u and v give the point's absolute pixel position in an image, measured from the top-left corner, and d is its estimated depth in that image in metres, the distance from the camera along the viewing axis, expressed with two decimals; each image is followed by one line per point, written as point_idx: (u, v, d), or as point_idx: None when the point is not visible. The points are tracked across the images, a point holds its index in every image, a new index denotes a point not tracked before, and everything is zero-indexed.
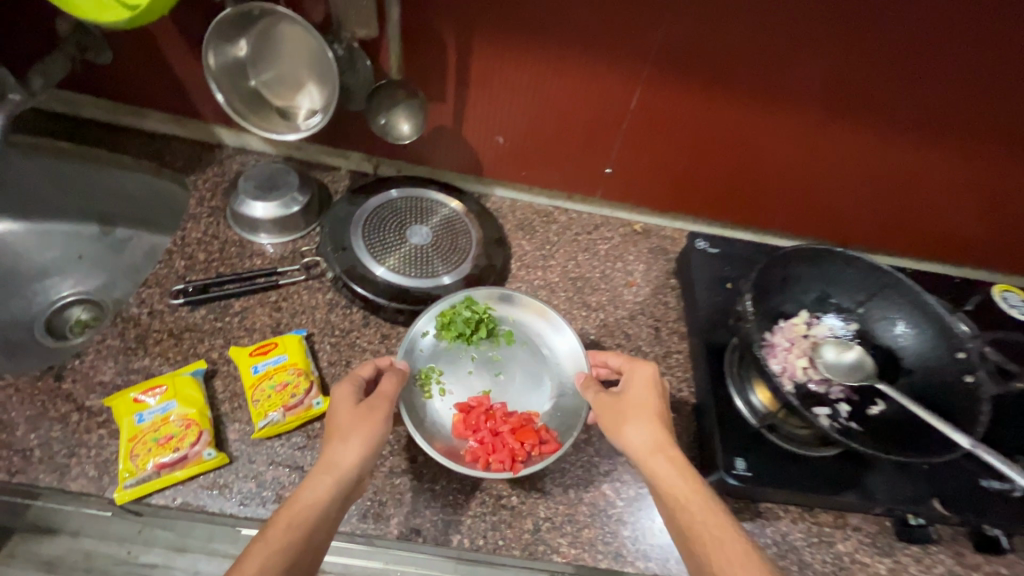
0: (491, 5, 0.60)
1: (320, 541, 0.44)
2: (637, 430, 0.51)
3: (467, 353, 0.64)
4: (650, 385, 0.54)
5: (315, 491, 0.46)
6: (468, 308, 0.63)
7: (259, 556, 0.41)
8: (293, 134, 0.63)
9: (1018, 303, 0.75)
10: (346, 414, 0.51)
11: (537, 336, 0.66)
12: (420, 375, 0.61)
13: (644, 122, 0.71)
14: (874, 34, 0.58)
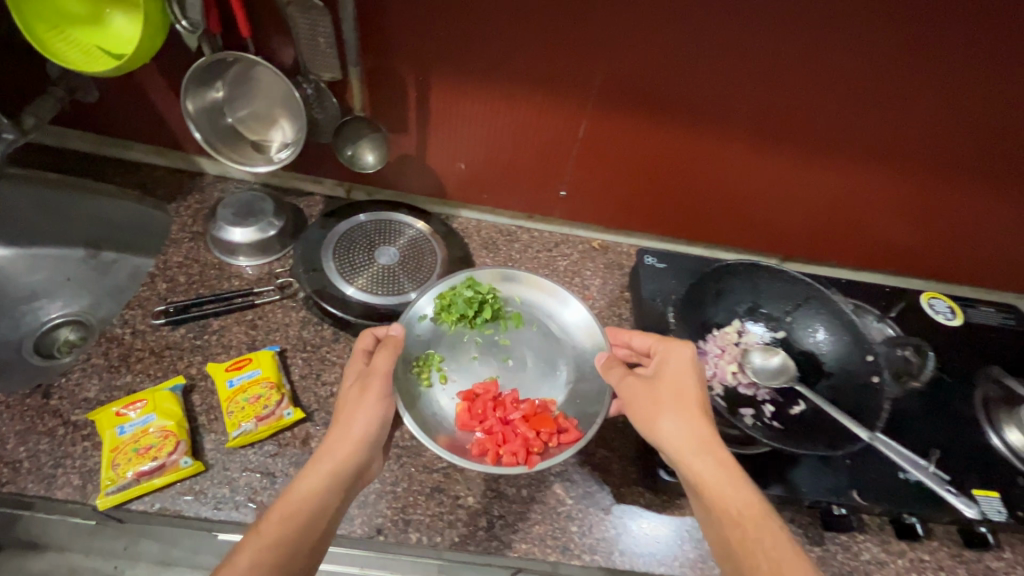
0: (445, 48, 0.66)
1: (315, 533, 0.49)
2: (673, 415, 0.54)
3: (472, 336, 0.70)
4: (685, 367, 0.57)
5: (310, 483, 0.51)
6: (469, 290, 0.68)
7: (253, 546, 0.47)
8: (270, 163, 0.69)
9: (944, 309, 0.81)
10: (348, 403, 0.57)
11: (545, 313, 0.71)
12: (420, 363, 0.66)
13: (593, 147, 0.77)
14: (791, 71, 0.65)
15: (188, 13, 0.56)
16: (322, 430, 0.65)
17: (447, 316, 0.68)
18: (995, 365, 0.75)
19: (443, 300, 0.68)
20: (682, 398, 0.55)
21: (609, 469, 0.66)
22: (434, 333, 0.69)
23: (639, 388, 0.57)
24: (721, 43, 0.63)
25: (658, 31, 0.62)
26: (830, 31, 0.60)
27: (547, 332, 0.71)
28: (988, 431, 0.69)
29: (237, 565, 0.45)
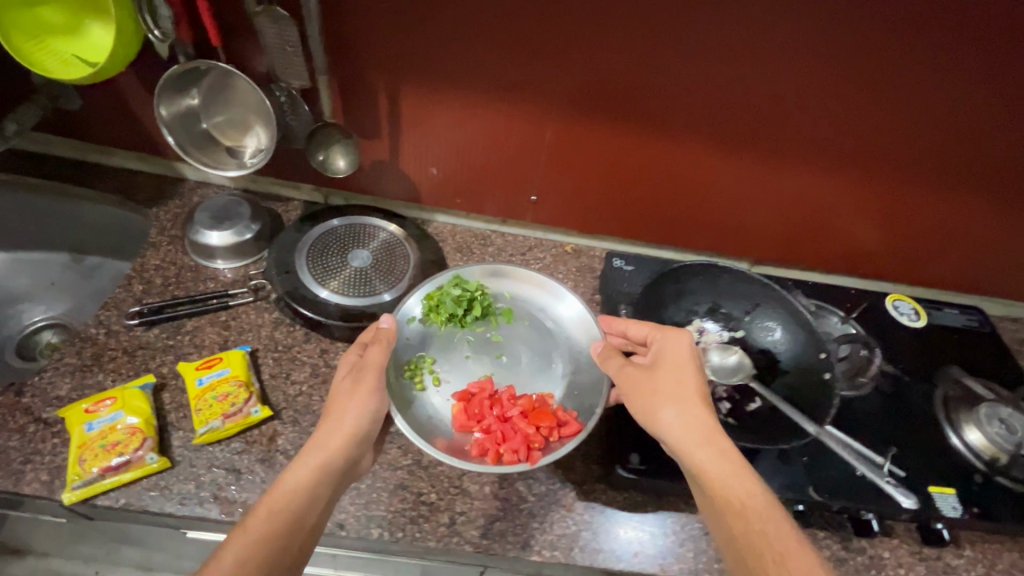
0: (412, 58, 0.68)
1: (304, 527, 0.50)
2: (673, 402, 0.56)
3: (464, 336, 0.71)
4: (682, 357, 0.59)
5: (298, 477, 0.52)
6: (457, 288, 0.70)
7: (239, 538, 0.47)
8: (244, 168, 0.71)
9: (907, 311, 0.83)
10: (339, 398, 0.58)
11: (539, 308, 0.73)
12: (412, 366, 0.67)
13: (561, 153, 0.79)
14: (747, 78, 0.67)
15: (160, 22, 0.59)
16: (289, 428, 0.66)
17: (436, 316, 0.70)
18: (953, 364, 0.77)
19: (431, 300, 0.70)
20: (681, 385, 0.57)
21: (573, 466, 0.67)
22: (423, 334, 0.70)
23: (638, 377, 0.59)
24: (678, 51, 0.65)
25: (618, 39, 0.65)
26: (780, 39, 0.63)
27: (539, 326, 0.72)
28: (947, 431, 0.70)
29: (224, 560, 0.45)
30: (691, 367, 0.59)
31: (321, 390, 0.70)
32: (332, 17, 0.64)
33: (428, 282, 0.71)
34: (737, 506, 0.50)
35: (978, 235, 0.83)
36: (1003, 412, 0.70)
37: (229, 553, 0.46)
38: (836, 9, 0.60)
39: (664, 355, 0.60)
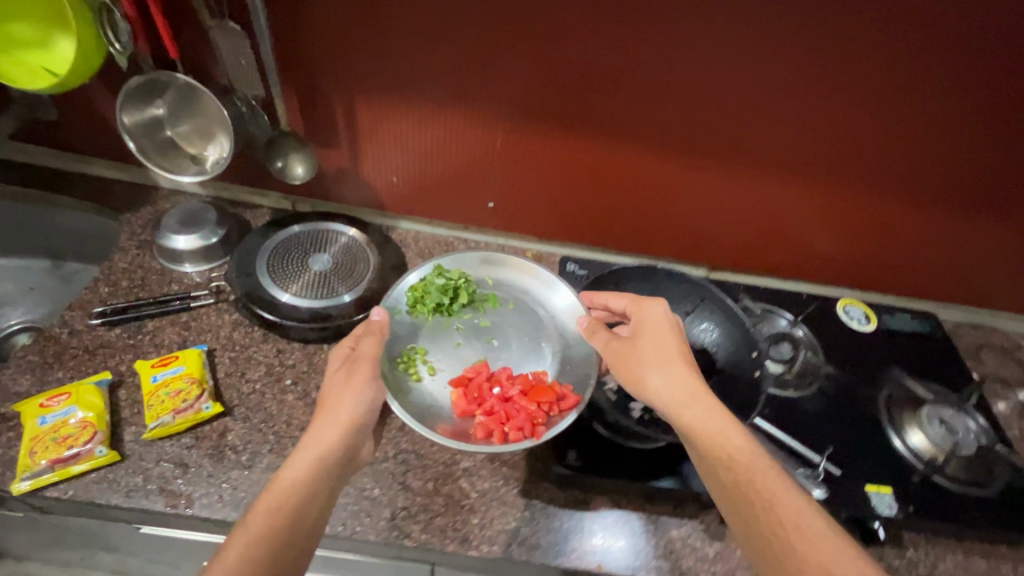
0: (365, 70, 0.71)
1: (308, 519, 0.50)
2: (659, 368, 0.58)
3: (452, 325, 0.73)
4: (662, 325, 0.62)
5: (296, 470, 0.52)
6: (441, 277, 0.72)
7: (245, 536, 0.47)
8: (203, 175, 0.74)
9: (859, 315, 0.84)
10: (334, 390, 0.58)
11: (523, 291, 0.75)
12: (405, 360, 0.68)
13: (515, 161, 0.82)
14: (685, 88, 0.70)
15: (121, 36, 0.63)
16: (240, 424, 0.68)
17: (423, 306, 0.71)
18: (898, 367, 0.78)
19: (416, 291, 0.71)
20: (664, 352, 0.59)
21: (517, 465, 0.68)
22: (412, 326, 0.71)
23: (624, 348, 0.61)
24: (614, 61, 0.68)
25: (557, 50, 0.68)
26: (709, 49, 0.66)
27: (525, 309, 0.74)
28: (889, 433, 0.71)
29: (227, 560, 0.45)
30: (673, 334, 0.61)
31: (274, 389, 0.72)
32: (284, 31, 0.68)
33: (410, 275, 0.73)
34: (729, 462, 0.52)
35: (925, 240, 0.85)
36: (945, 413, 0.71)
37: (233, 553, 0.46)
38: (758, 20, 0.63)
39: (646, 324, 0.62)
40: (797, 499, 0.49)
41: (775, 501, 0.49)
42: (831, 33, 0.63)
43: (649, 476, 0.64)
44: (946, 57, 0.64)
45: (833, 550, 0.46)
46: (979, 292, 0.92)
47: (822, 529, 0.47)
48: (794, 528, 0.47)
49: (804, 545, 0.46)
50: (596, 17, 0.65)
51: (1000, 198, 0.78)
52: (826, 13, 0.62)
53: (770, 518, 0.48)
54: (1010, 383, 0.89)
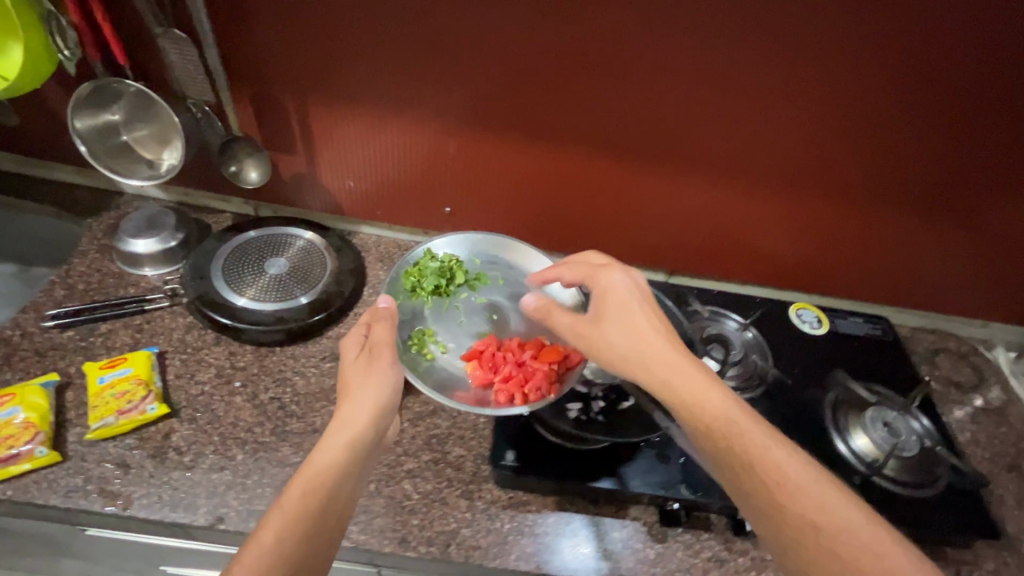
0: (314, 77, 0.73)
1: (343, 500, 0.49)
2: (624, 347, 0.58)
3: (451, 305, 0.76)
4: (625, 296, 0.61)
5: (327, 454, 0.52)
6: (434, 261, 0.75)
7: (276, 524, 0.45)
8: (153, 180, 0.75)
9: (811, 319, 0.86)
10: (356, 375, 0.60)
11: (509, 267, 0.79)
12: (416, 343, 0.71)
13: (469, 166, 0.83)
14: (627, 93, 0.72)
15: (70, 44, 0.66)
16: (185, 425, 0.68)
17: (422, 290, 0.74)
18: (842, 369, 0.79)
19: (413, 276, 0.74)
20: (626, 327, 0.59)
21: (461, 466, 0.69)
22: (415, 310, 0.74)
23: (587, 328, 0.61)
24: (554, 67, 0.70)
25: (499, 56, 0.70)
26: (643, 56, 0.68)
27: (517, 281, 0.78)
28: (834, 437, 0.71)
29: (265, 540, 0.44)
30: (633, 304, 0.60)
31: (222, 390, 0.72)
32: (231, 38, 0.70)
33: (403, 262, 0.75)
34: (744, 444, 0.50)
35: (875, 243, 0.86)
36: (888, 416, 0.72)
37: (266, 540, 0.44)
38: (687, 27, 0.65)
39: (605, 298, 0.62)
40: (778, 450, 0.49)
41: (757, 457, 0.49)
42: (758, 39, 0.65)
43: (588, 479, 0.63)
44: (872, 61, 0.66)
45: (816, 500, 0.46)
46: (932, 296, 0.92)
47: (804, 479, 0.48)
48: (777, 481, 0.48)
49: (788, 497, 0.47)
50: (531, 24, 0.67)
51: (942, 200, 0.79)
52: (751, 19, 0.64)
53: (754, 475, 0.48)
54: (966, 387, 0.89)
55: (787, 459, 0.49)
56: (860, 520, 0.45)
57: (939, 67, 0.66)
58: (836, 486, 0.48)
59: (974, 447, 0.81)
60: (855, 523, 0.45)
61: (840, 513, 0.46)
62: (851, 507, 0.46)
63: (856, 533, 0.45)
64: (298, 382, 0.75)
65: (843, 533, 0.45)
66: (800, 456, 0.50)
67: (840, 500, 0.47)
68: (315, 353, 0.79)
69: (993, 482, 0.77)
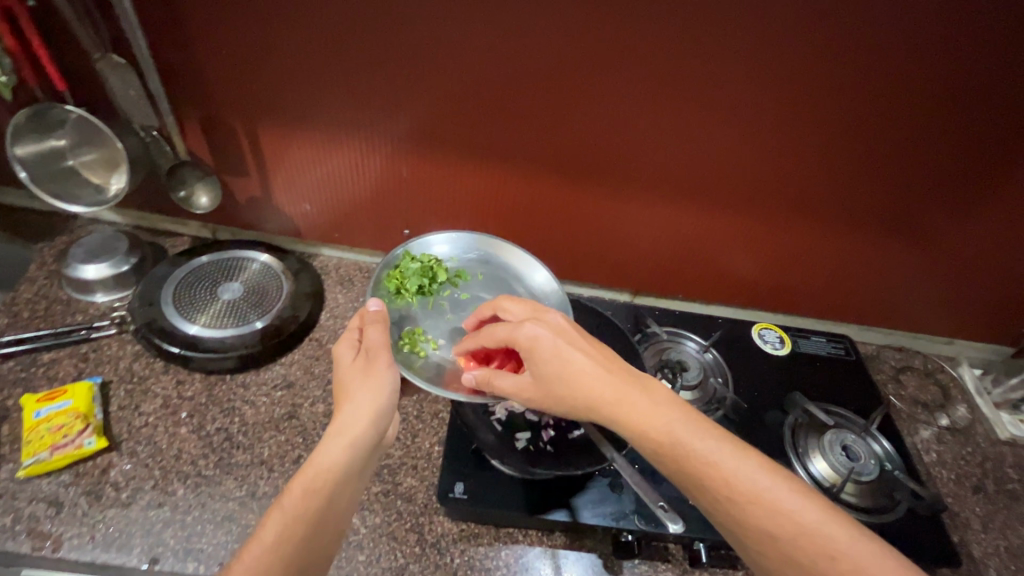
0: (260, 103, 0.73)
1: (340, 504, 0.50)
2: (566, 405, 0.54)
3: (437, 304, 0.78)
4: (549, 344, 0.56)
5: (330, 455, 0.51)
6: (415, 261, 0.79)
7: (278, 522, 0.46)
8: (98, 206, 0.73)
9: (773, 339, 0.86)
10: (355, 380, 0.57)
11: (483, 261, 0.83)
12: (408, 343, 0.72)
13: (424, 187, 0.83)
14: (575, 117, 0.72)
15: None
16: (125, 460, 0.66)
17: (406, 292, 0.77)
18: (799, 391, 0.78)
19: (395, 279, 0.77)
20: (560, 385, 0.54)
21: (413, 498, 0.67)
22: (402, 312, 0.76)
23: (530, 389, 0.57)
24: (501, 92, 0.70)
25: (445, 82, 0.69)
26: (588, 80, 0.68)
27: (498, 274, 0.82)
28: (795, 463, 0.70)
29: (265, 537, 0.45)
30: (561, 353, 0.55)
31: (167, 421, 0.70)
32: (173, 64, 0.70)
33: (383, 266, 0.78)
34: (713, 466, 0.47)
35: (834, 262, 0.86)
36: (848, 438, 0.71)
37: (268, 537, 0.45)
38: (629, 53, 0.65)
39: (530, 355, 0.56)
40: (726, 457, 0.48)
41: (705, 474, 0.47)
42: (700, 65, 0.65)
43: (539, 511, 0.61)
44: (815, 87, 0.66)
45: (766, 505, 0.46)
46: (895, 314, 0.92)
47: (752, 482, 0.47)
48: (750, 498, 0.46)
49: (739, 508, 0.46)
50: (473, 51, 0.66)
51: (896, 221, 0.79)
52: (691, 48, 0.63)
53: (705, 490, 0.47)
54: (931, 407, 0.89)
55: (736, 465, 0.47)
56: (812, 519, 0.45)
57: (882, 94, 0.65)
58: (787, 485, 0.47)
59: (939, 469, 0.80)
60: (808, 523, 0.45)
61: (793, 514, 0.45)
62: (804, 503, 0.46)
63: (807, 534, 0.44)
64: (247, 412, 0.73)
65: (796, 536, 0.44)
66: (752, 457, 0.48)
67: (792, 499, 0.46)
68: (267, 381, 0.76)
69: (958, 506, 0.76)
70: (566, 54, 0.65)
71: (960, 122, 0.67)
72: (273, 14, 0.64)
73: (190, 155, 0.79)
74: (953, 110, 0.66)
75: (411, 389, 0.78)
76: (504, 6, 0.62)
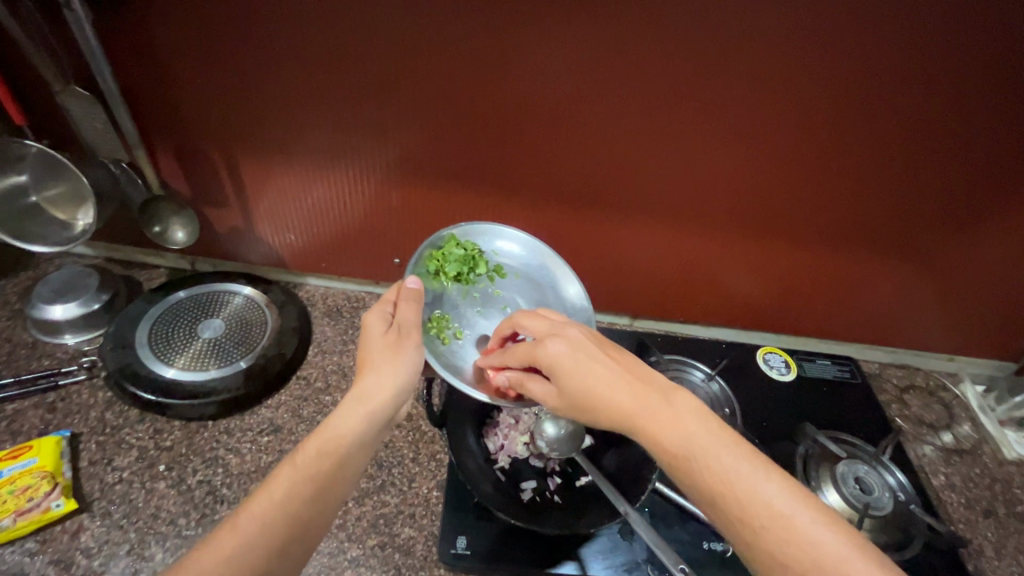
0: (238, 132, 0.69)
1: (355, 472, 0.46)
2: (590, 417, 0.50)
3: (469, 294, 0.74)
4: (569, 362, 0.51)
5: (348, 421, 0.48)
6: (458, 247, 0.72)
7: (288, 479, 0.43)
8: (65, 244, 0.68)
9: (778, 363, 0.90)
10: (377, 350, 0.53)
11: (524, 267, 0.75)
12: (434, 325, 0.69)
13: (414, 215, 0.79)
14: (571, 145, 0.68)
15: None
16: (97, 522, 0.61)
17: (444, 275, 0.71)
18: (807, 423, 0.79)
19: (436, 259, 0.71)
20: (582, 397, 0.49)
21: (411, 551, 0.62)
22: (436, 294, 0.71)
23: (556, 400, 0.52)
24: (491, 118, 0.66)
25: (431, 107, 0.65)
26: (582, 107, 0.64)
27: (535, 276, 0.75)
28: None
29: (275, 493, 0.42)
30: (583, 366, 0.50)
31: (144, 476, 0.65)
32: (145, 93, 0.66)
33: (425, 243, 0.71)
34: (730, 484, 0.41)
35: (840, 285, 0.83)
36: (860, 470, 0.70)
37: (279, 487, 0.42)
38: (624, 79, 0.61)
39: (549, 368, 0.52)
40: (743, 475, 0.41)
41: (715, 490, 0.42)
42: (700, 92, 0.61)
43: (543, 565, 0.59)
44: (821, 113, 0.62)
45: (781, 532, 0.39)
46: (898, 334, 0.90)
47: (769, 505, 0.40)
48: (766, 523, 0.40)
49: (748, 530, 0.40)
50: (460, 77, 0.62)
51: (902, 244, 0.76)
52: (690, 74, 0.60)
53: (715, 507, 0.42)
54: (936, 426, 0.87)
55: (753, 484, 0.41)
56: (834, 552, 0.38)
57: (892, 117, 0.62)
58: (810, 513, 0.40)
59: (949, 492, 0.78)
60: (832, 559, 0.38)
61: (811, 545, 0.38)
62: (828, 535, 0.39)
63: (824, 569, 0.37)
64: (230, 462, 0.68)
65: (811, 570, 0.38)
66: (778, 478, 0.42)
67: (815, 529, 0.39)
68: (252, 427, 0.72)
69: (970, 532, 0.74)
70: (558, 81, 0.62)
71: (972, 146, 0.63)
72: (245, 40, 0.60)
73: (163, 188, 0.76)
74: (965, 134, 0.62)
75: (407, 429, 0.74)
76: (491, 32, 0.58)
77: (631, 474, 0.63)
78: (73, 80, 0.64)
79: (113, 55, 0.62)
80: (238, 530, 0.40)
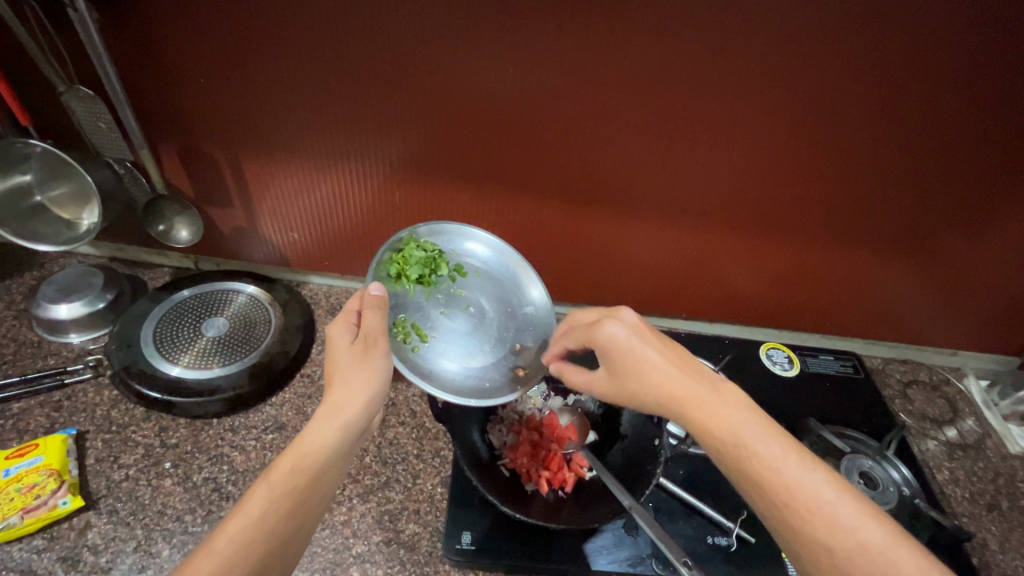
0: (241, 133, 0.69)
1: (328, 486, 0.46)
2: (641, 403, 0.50)
3: (432, 296, 0.70)
4: (627, 349, 0.50)
5: (319, 437, 0.47)
6: (419, 248, 0.70)
7: (265, 496, 0.42)
8: (70, 244, 0.69)
9: (781, 358, 0.91)
10: (344, 362, 0.51)
11: (484, 265, 0.74)
12: (399, 330, 0.65)
13: (415, 212, 0.79)
14: (573, 143, 0.68)
15: None
16: (104, 519, 0.61)
17: (406, 278, 0.68)
18: (812, 419, 0.80)
19: (396, 262, 0.68)
20: (635, 383, 0.49)
21: (416, 546, 0.62)
22: (398, 298, 0.68)
23: (607, 382, 0.52)
24: (492, 117, 0.66)
25: (431, 106, 0.66)
26: (584, 106, 0.64)
27: (496, 274, 0.73)
28: None
29: (251, 511, 0.41)
30: (641, 355, 0.49)
31: (150, 473, 0.66)
32: (149, 94, 0.66)
33: (384, 246, 0.69)
34: (775, 473, 0.42)
35: (843, 281, 0.83)
36: (864, 465, 0.72)
37: (253, 507, 0.41)
38: (625, 77, 0.61)
39: (605, 352, 0.51)
40: (790, 467, 0.42)
41: (763, 477, 0.42)
42: (701, 90, 0.62)
43: (547, 560, 0.60)
44: (821, 110, 0.62)
45: (832, 524, 0.40)
46: (900, 329, 0.90)
47: (815, 494, 0.41)
48: (811, 509, 0.40)
49: (795, 519, 0.40)
50: (460, 75, 0.62)
51: (903, 240, 0.76)
52: (691, 71, 0.60)
53: (761, 496, 0.42)
54: (940, 421, 0.87)
55: (800, 474, 0.42)
56: (878, 538, 0.39)
57: (893, 113, 0.62)
58: (854, 503, 0.41)
59: (952, 487, 0.78)
60: (873, 541, 0.39)
61: (856, 535, 0.39)
62: (869, 522, 0.40)
63: (870, 555, 0.38)
64: (236, 459, 0.68)
65: (858, 555, 0.38)
66: (819, 468, 0.42)
67: (860, 518, 0.40)
68: (256, 424, 0.72)
69: (974, 526, 0.74)
70: (560, 80, 0.62)
71: (972, 142, 0.63)
72: (245, 40, 0.60)
73: (167, 188, 0.76)
74: (967, 130, 0.62)
75: (411, 426, 0.74)
76: (491, 31, 0.58)
77: (636, 470, 0.64)
78: (77, 83, 0.64)
79: (116, 58, 0.63)
80: (213, 554, 0.38)
